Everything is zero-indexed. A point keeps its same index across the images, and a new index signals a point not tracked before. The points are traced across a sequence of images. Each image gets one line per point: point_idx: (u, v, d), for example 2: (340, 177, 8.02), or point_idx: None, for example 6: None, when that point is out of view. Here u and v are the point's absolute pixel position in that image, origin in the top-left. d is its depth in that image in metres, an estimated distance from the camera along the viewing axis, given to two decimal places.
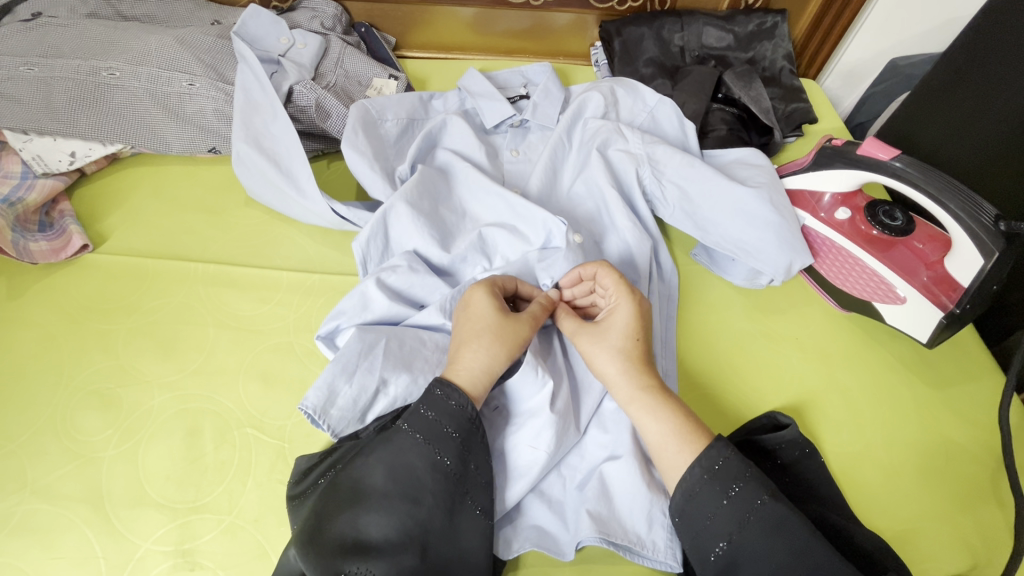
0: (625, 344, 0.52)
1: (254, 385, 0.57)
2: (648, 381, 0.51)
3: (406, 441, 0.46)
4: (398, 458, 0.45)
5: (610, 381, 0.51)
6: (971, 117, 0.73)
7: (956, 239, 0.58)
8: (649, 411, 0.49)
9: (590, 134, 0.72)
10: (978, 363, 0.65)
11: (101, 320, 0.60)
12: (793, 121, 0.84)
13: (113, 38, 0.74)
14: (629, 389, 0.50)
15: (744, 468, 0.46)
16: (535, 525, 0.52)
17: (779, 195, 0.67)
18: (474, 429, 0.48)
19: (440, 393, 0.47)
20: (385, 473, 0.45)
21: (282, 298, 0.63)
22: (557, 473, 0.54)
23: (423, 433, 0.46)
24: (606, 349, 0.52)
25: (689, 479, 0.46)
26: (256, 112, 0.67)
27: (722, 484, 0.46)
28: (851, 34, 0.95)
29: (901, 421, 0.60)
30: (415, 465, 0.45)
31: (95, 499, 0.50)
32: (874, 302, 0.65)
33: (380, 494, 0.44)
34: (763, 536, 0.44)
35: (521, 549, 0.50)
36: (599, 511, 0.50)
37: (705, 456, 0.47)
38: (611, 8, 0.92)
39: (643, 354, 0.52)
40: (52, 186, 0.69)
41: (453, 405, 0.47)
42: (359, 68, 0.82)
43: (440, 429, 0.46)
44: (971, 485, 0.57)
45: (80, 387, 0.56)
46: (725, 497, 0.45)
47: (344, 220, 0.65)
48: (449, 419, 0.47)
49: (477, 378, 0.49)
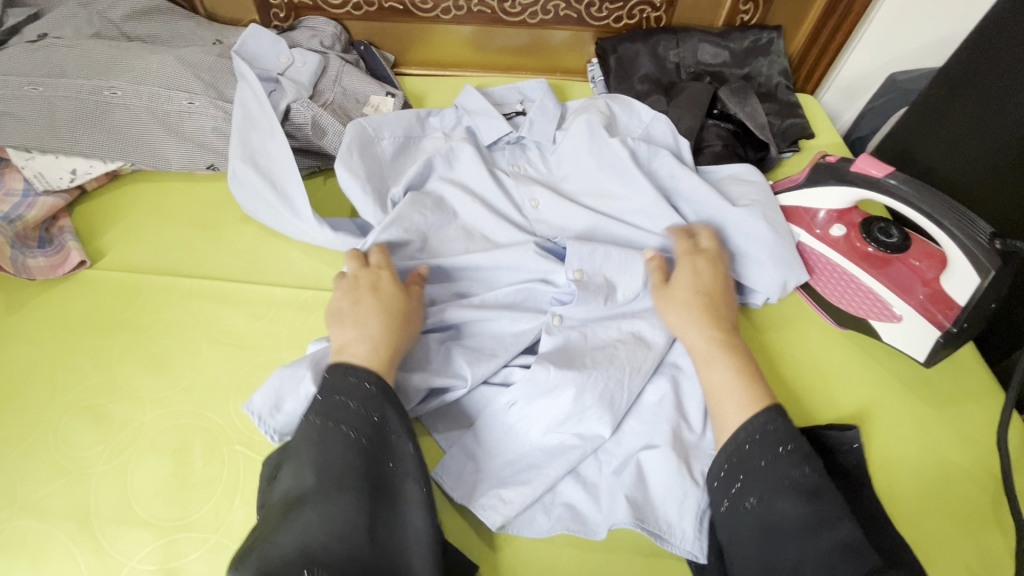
0: (687, 298, 0.58)
1: (244, 403, 0.57)
2: (709, 331, 0.55)
3: (329, 433, 0.45)
4: (322, 453, 0.44)
5: (678, 328, 0.57)
6: (967, 135, 0.73)
7: (952, 257, 0.57)
8: (709, 362, 0.54)
9: (584, 150, 0.73)
10: (976, 381, 0.64)
11: (96, 336, 0.61)
12: (790, 136, 0.84)
13: (116, 59, 0.76)
14: (695, 334, 0.56)
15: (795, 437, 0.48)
16: (566, 504, 0.53)
17: (773, 212, 0.67)
18: (393, 407, 0.48)
19: (354, 379, 0.48)
20: (311, 469, 0.44)
21: (274, 314, 0.64)
22: (596, 459, 0.54)
23: (349, 426, 0.46)
24: (669, 302, 0.58)
25: (735, 440, 0.48)
26: (253, 129, 0.68)
27: (766, 447, 0.47)
28: (848, 48, 0.95)
29: (899, 440, 0.59)
30: (345, 460, 0.44)
31: (82, 516, 0.50)
32: (870, 320, 0.64)
33: (312, 495, 0.43)
34: (805, 508, 0.44)
35: (553, 529, 0.51)
36: (635, 497, 0.51)
37: (750, 424, 0.48)
38: (607, 26, 0.93)
39: (706, 305, 0.57)
40: (53, 204, 0.69)
41: (369, 388, 0.48)
42: (357, 86, 0.83)
43: (362, 417, 0.46)
44: (971, 508, 0.55)
45: (73, 404, 0.56)
46: (767, 458, 0.47)
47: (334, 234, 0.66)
48: (369, 404, 0.47)
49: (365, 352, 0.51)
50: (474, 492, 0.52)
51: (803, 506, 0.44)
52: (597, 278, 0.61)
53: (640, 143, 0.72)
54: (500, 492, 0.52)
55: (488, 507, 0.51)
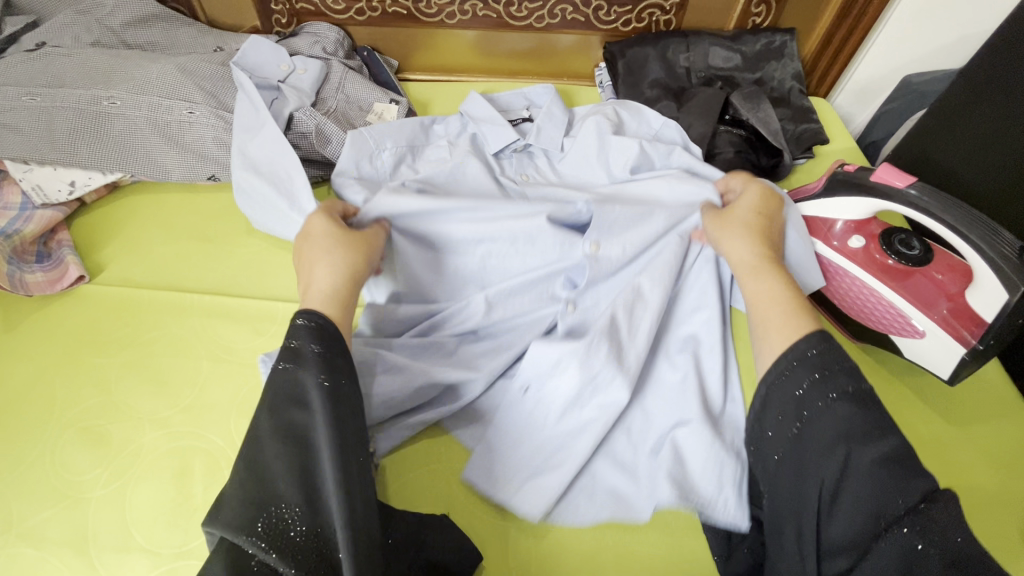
0: (748, 216, 0.58)
1: (245, 424, 0.55)
2: (758, 248, 0.55)
3: (279, 376, 0.44)
4: (274, 396, 0.43)
5: (725, 244, 0.56)
6: (991, 140, 0.71)
7: (978, 271, 0.55)
8: (755, 275, 0.53)
9: (597, 154, 0.72)
10: (1002, 398, 0.62)
11: (95, 353, 0.60)
12: (804, 142, 0.82)
13: (116, 68, 0.74)
14: (746, 252, 0.55)
15: (838, 364, 0.44)
16: (606, 490, 0.51)
17: (792, 209, 0.65)
18: (329, 334, 0.47)
19: (297, 321, 0.47)
20: (265, 411, 0.43)
21: (276, 330, 0.62)
22: (625, 437, 0.53)
23: (283, 360, 0.45)
24: (721, 222, 0.58)
25: (775, 365, 0.46)
26: (251, 134, 0.67)
27: (806, 369, 0.45)
28: (863, 50, 0.93)
29: (925, 461, 0.57)
30: (287, 391, 0.43)
31: (80, 542, 0.49)
32: (891, 335, 0.62)
33: (261, 432, 0.42)
34: (842, 426, 0.42)
35: (596, 515, 0.49)
36: (676, 476, 0.50)
37: (793, 348, 0.46)
38: (615, 29, 0.91)
39: (763, 225, 0.57)
40: (51, 217, 0.68)
41: (311, 324, 0.46)
42: (361, 93, 0.82)
43: (298, 348, 0.45)
44: (1003, 534, 0.53)
45: (71, 424, 0.55)
46: (810, 381, 0.44)
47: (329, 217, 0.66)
48: (311, 338, 0.46)
49: (322, 294, 0.50)
50: (506, 485, 0.51)
51: (845, 427, 0.42)
52: (612, 253, 0.59)
53: (655, 143, 0.71)
54: (535, 482, 0.50)
55: (526, 496, 0.50)
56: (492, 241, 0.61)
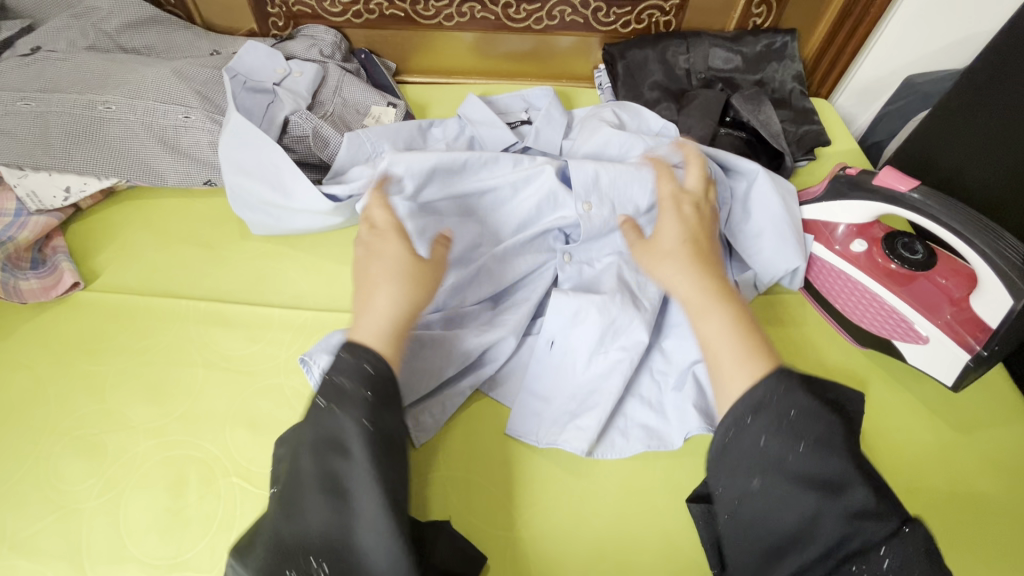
0: (676, 248, 0.50)
1: (240, 432, 0.55)
2: (700, 280, 0.47)
3: (323, 418, 0.41)
4: (320, 441, 0.40)
5: (670, 284, 0.48)
6: (993, 142, 0.71)
7: (983, 277, 0.54)
8: (704, 314, 0.45)
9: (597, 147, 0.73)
10: (1006, 404, 0.61)
11: (89, 361, 0.59)
12: (805, 145, 0.81)
13: (111, 73, 0.74)
14: (689, 289, 0.47)
15: (796, 395, 0.38)
16: (641, 426, 0.56)
17: (780, 181, 0.68)
18: (383, 380, 0.42)
19: (350, 357, 0.42)
20: (309, 457, 0.40)
21: (272, 337, 0.62)
22: (650, 379, 0.59)
23: (325, 399, 0.41)
24: (658, 257, 0.50)
25: (728, 413, 0.40)
26: (224, 132, 0.65)
27: (765, 416, 0.39)
28: (865, 51, 0.92)
29: (928, 469, 0.56)
30: (325, 435, 0.40)
31: (74, 554, 0.48)
32: (893, 340, 0.61)
33: (300, 478, 0.40)
34: (814, 471, 0.37)
35: (635, 449, 0.55)
36: (701, 406, 0.56)
37: (753, 392, 0.39)
38: (614, 31, 0.90)
39: (700, 255, 0.50)
40: (45, 223, 0.67)
41: (365, 366, 0.42)
42: (358, 96, 0.81)
43: (344, 388, 0.41)
44: (1007, 543, 0.52)
45: (65, 433, 0.54)
46: (794, 451, 0.37)
47: (339, 201, 0.67)
48: (363, 380, 0.41)
49: (382, 328, 0.44)
50: (548, 429, 0.55)
51: (817, 469, 0.37)
52: (604, 210, 0.64)
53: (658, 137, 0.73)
54: (575, 423, 0.55)
55: (570, 437, 0.54)
56: (494, 193, 0.67)
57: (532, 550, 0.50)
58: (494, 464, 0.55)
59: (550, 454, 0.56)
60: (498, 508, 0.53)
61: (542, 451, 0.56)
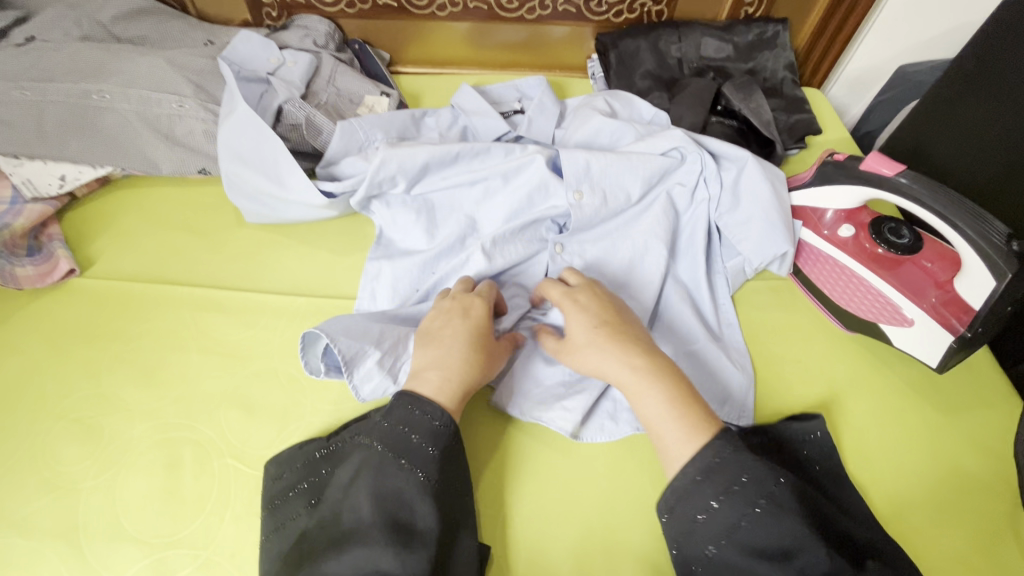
0: (591, 338, 0.52)
1: (235, 415, 0.56)
2: (627, 362, 0.50)
3: (390, 466, 0.45)
4: (384, 486, 0.44)
5: (601, 374, 0.51)
6: (981, 130, 0.71)
7: (967, 259, 0.55)
8: (642, 394, 0.49)
9: (589, 136, 0.74)
10: (990, 385, 0.62)
11: (85, 346, 0.60)
12: (797, 133, 0.81)
13: (105, 62, 0.74)
14: (619, 375, 0.50)
15: (743, 469, 0.43)
16: (630, 409, 0.57)
17: (769, 168, 0.68)
18: (455, 444, 0.48)
19: (423, 413, 0.47)
20: (372, 499, 0.43)
21: (267, 322, 0.62)
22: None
23: (405, 457, 0.45)
24: (583, 349, 0.52)
25: (682, 479, 0.44)
26: (227, 123, 0.67)
27: (718, 485, 0.43)
28: (858, 39, 0.92)
29: (911, 450, 0.57)
30: (404, 491, 0.44)
31: (71, 534, 0.49)
32: (880, 323, 0.62)
33: (371, 525, 0.42)
34: (765, 535, 0.41)
35: (624, 431, 0.55)
36: None
37: (703, 453, 0.44)
38: (607, 21, 0.91)
39: (617, 337, 0.52)
40: (41, 211, 0.68)
41: (436, 424, 0.47)
42: (351, 85, 0.82)
43: (423, 449, 0.46)
44: (987, 520, 0.53)
45: (62, 416, 0.55)
46: (731, 490, 0.43)
47: (334, 198, 0.68)
48: (431, 437, 0.47)
49: (457, 390, 0.50)
50: (536, 406, 0.56)
51: (771, 532, 0.41)
52: (595, 198, 0.65)
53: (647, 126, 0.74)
54: (562, 402, 0.56)
55: (555, 417, 0.55)
56: (485, 181, 0.68)
57: (522, 528, 0.51)
58: (485, 445, 0.56)
59: (540, 435, 0.57)
60: (488, 488, 0.54)
61: (533, 432, 0.57)
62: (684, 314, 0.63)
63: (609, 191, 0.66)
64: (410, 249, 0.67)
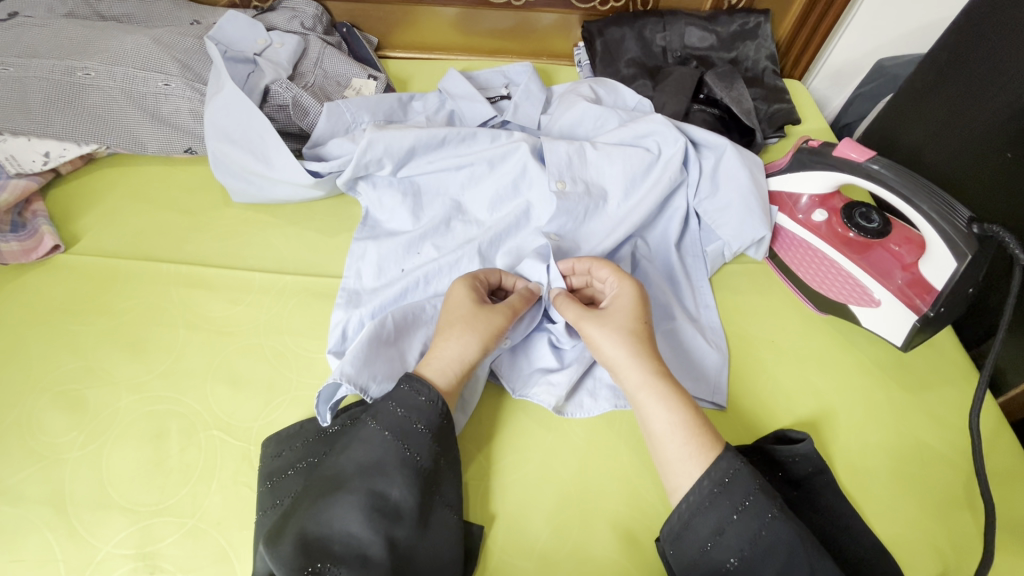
0: (633, 328, 0.53)
1: (221, 388, 0.57)
2: (652, 369, 0.51)
3: (375, 436, 0.47)
4: (369, 455, 0.46)
5: (619, 365, 0.51)
6: (950, 122, 0.73)
7: (930, 241, 0.57)
8: (660, 399, 0.49)
9: (574, 125, 0.75)
10: (952, 365, 0.64)
11: (70, 321, 0.60)
12: (776, 122, 0.83)
13: (90, 39, 0.74)
14: (640, 373, 0.50)
15: (754, 482, 0.45)
16: (609, 385, 0.59)
17: (749, 158, 0.70)
18: (444, 422, 0.49)
19: (409, 389, 0.49)
20: (355, 465, 0.46)
21: (253, 299, 0.63)
22: None
23: (392, 430, 0.47)
24: (615, 333, 0.52)
25: (698, 493, 0.45)
26: (214, 102, 0.67)
27: (728, 503, 0.45)
28: (837, 34, 0.95)
29: (877, 424, 0.60)
30: (383, 461, 0.46)
31: (57, 502, 0.50)
32: (850, 305, 0.65)
33: (352, 487, 0.45)
34: (788, 541, 0.43)
35: (603, 406, 0.58)
36: None
37: (716, 468, 0.46)
38: (594, 8, 0.92)
39: (648, 336, 0.53)
40: (25, 186, 0.68)
41: (422, 400, 0.49)
42: (338, 68, 0.82)
43: (408, 423, 0.48)
44: (944, 490, 0.56)
45: (48, 389, 0.56)
46: (736, 512, 0.45)
47: (320, 176, 0.69)
48: (417, 414, 0.48)
49: (452, 374, 0.51)
50: (523, 382, 0.59)
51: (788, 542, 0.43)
52: (577, 189, 0.66)
53: (631, 113, 0.75)
54: (547, 379, 0.58)
55: (541, 391, 0.58)
56: (471, 166, 0.69)
57: (504, 497, 0.53)
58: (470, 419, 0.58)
59: (521, 409, 0.58)
60: (469, 460, 0.55)
61: (515, 407, 0.59)
62: (664, 297, 0.65)
63: (591, 179, 0.68)
64: (396, 231, 0.68)
